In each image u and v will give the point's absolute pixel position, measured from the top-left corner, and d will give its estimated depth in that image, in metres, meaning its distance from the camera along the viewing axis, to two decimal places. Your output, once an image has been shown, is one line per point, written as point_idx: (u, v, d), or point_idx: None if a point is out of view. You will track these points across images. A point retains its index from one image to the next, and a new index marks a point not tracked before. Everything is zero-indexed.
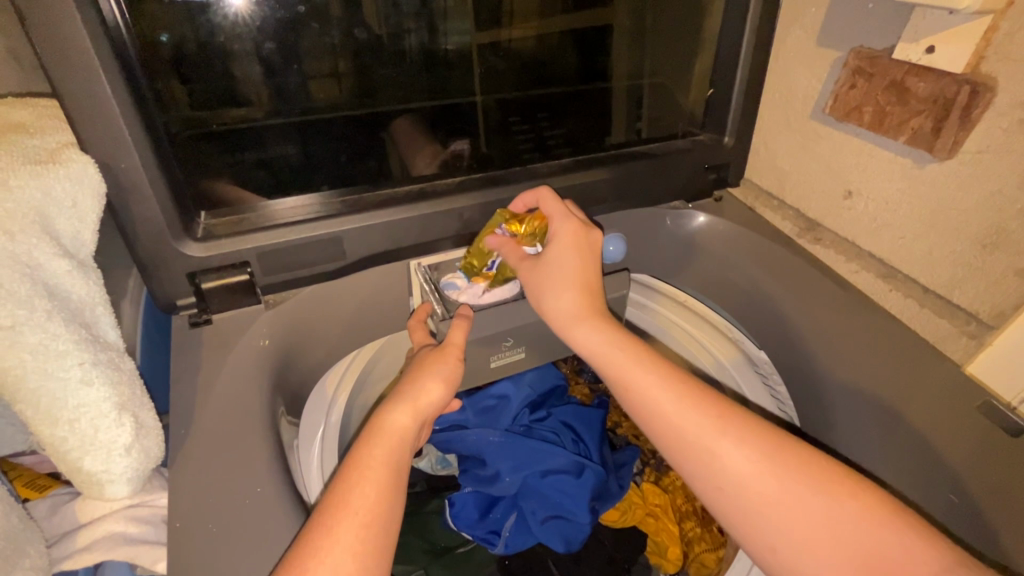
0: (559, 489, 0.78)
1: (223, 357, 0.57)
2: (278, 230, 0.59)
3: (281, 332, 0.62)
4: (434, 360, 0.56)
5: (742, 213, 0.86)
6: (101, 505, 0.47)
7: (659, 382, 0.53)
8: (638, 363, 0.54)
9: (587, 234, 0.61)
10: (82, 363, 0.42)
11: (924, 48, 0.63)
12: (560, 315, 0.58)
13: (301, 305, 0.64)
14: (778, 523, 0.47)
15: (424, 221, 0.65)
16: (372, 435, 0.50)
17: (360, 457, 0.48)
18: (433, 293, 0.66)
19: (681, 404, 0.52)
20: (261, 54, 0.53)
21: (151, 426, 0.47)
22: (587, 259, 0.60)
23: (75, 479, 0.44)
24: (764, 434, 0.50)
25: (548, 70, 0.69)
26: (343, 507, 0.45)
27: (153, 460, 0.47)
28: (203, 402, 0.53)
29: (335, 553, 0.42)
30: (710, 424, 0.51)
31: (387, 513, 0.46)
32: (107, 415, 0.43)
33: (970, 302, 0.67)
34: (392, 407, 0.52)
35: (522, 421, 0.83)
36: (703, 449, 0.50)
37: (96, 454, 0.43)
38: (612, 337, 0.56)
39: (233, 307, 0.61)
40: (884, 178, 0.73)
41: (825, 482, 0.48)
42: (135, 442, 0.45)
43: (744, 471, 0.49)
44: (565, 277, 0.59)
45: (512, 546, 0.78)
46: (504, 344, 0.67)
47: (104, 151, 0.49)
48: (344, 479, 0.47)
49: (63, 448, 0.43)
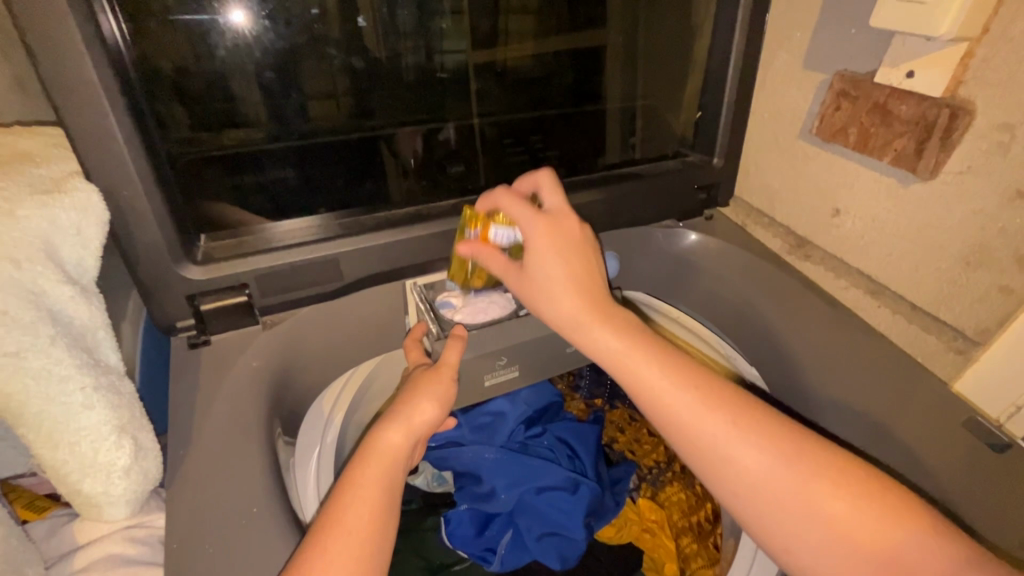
0: (555, 506, 0.78)
1: (221, 378, 0.58)
2: (277, 252, 0.61)
3: (278, 352, 0.63)
4: (429, 378, 0.57)
5: (732, 231, 0.88)
6: (100, 527, 0.47)
7: (677, 388, 0.52)
8: (650, 362, 0.53)
9: (560, 227, 0.58)
10: (84, 387, 0.43)
11: (905, 72, 0.66)
12: (566, 317, 0.57)
13: (298, 325, 0.65)
14: (792, 531, 0.48)
15: (419, 241, 0.67)
16: (368, 453, 0.51)
17: (356, 475, 0.49)
18: (428, 313, 0.68)
19: (698, 407, 0.51)
20: (261, 81, 0.55)
21: (150, 448, 0.47)
22: (573, 257, 0.57)
23: (75, 501, 0.45)
24: (771, 430, 0.50)
25: (543, 90, 0.71)
26: (337, 526, 0.46)
27: (152, 482, 0.48)
28: (201, 421, 0.54)
29: (330, 571, 0.43)
30: (717, 423, 0.50)
31: (381, 529, 0.47)
32: (107, 437, 0.44)
33: (956, 319, 0.68)
34: (387, 425, 0.53)
35: (518, 437, 0.84)
36: (709, 448, 0.50)
37: (96, 476, 0.44)
38: (621, 334, 0.55)
39: (232, 328, 0.62)
40: (870, 197, 0.75)
41: (830, 475, 0.48)
42: (134, 465, 0.46)
43: (767, 478, 0.49)
44: (562, 280, 0.56)
45: (508, 563, 0.78)
46: (499, 362, 0.67)
47: (108, 178, 0.50)
48: (338, 498, 0.48)
49: (63, 470, 0.43)
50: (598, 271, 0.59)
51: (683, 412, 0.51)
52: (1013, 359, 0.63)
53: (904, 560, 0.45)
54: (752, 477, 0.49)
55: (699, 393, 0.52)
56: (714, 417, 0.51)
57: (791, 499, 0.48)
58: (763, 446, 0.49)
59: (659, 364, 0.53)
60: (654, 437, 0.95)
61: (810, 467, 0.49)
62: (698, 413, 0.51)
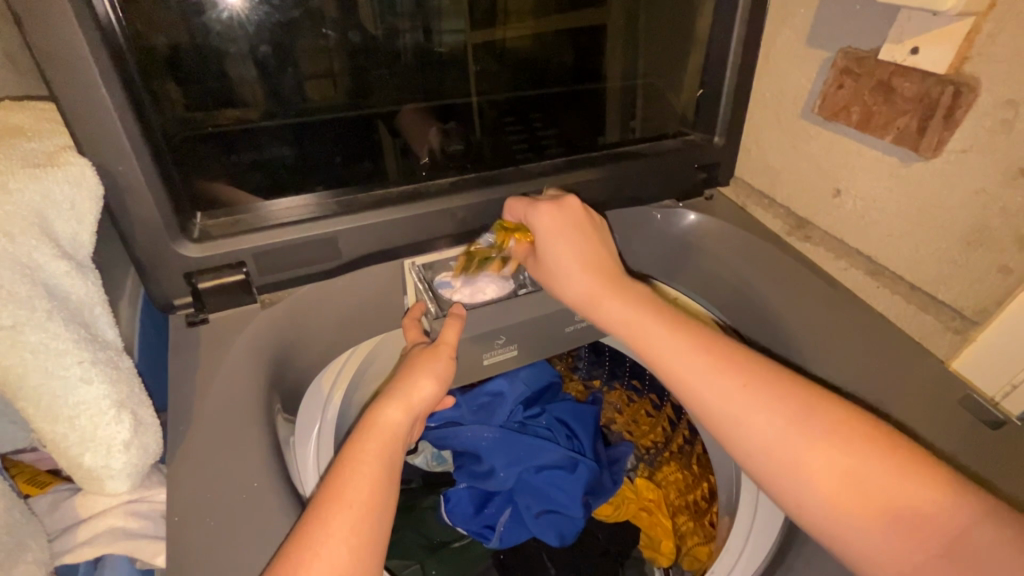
0: (553, 484, 0.79)
1: (220, 356, 0.58)
2: (275, 230, 0.60)
3: (277, 331, 0.63)
4: (429, 355, 0.58)
5: (732, 212, 0.87)
6: (100, 500, 0.48)
7: (687, 352, 0.55)
8: (664, 327, 0.56)
9: (562, 208, 0.62)
10: (82, 362, 0.43)
11: (909, 48, 0.65)
12: (579, 297, 0.61)
13: (296, 303, 0.65)
14: (805, 491, 0.48)
15: (417, 220, 0.66)
16: (368, 430, 0.51)
17: (358, 451, 0.50)
18: (426, 293, 0.68)
19: (708, 371, 0.53)
20: (256, 56, 0.54)
21: (149, 423, 0.48)
22: (580, 239, 0.62)
23: (75, 474, 0.45)
24: (781, 389, 0.51)
25: (543, 69, 0.70)
26: (338, 501, 0.46)
27: (151, 456, 0.48)
28: (201, 399, 0.54)
29: (330, 545, 0.43)
30: (728, 385, 0.52)
31: (381, 504, 0.48)
32: (107, 412, 0.44)
33: (954, 299, 0.69)
34: (386, 403, 0.54)
35: (517, 417, 0.84)
36: (720, 413, 0.52)
37: (96, 450, 0.44)
38: (636, 305, 0.59)
39: (229, 307, 0.62)
40: (871, 178, 0.74)
41: (842, 433, 0.48)
42: (134, 439, 0.46)
43: (779, 443, 0.50)
44: (568, 263, 0.61)
45: (506, 540, 0.79)
46: (497, 341, 0.67)
47: (100, 154, 0.50)
48: (336, 475, 0.48)
49: (63, 445, 0.43)
50: (608, 247, 0.63)
51: (693, 375, 0.53)
52: (1010, 338, 0.64)
53: (917, 514, 0.45)
54: (762, 436, 0.50)
55: (711, 359, 0.54)
56: (724, 379, 0.53)
57: (803, 459, 0.49)
58: (773, 409, 0.51)
59: (672, 329, 0.56)
60: (652, 418, 0.94)
61: (819, 424, 0.49)
62: (709, 376, 0.53)
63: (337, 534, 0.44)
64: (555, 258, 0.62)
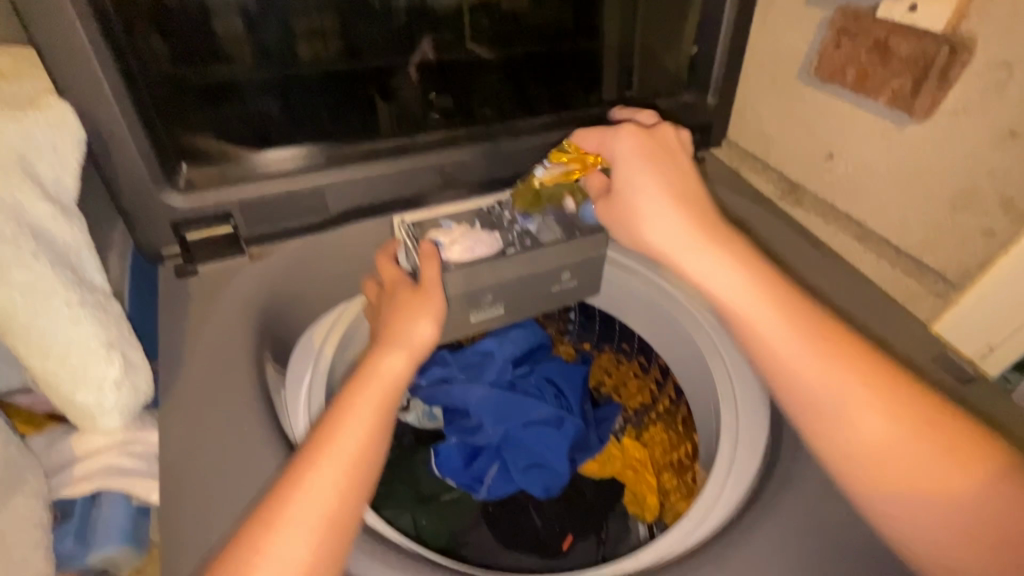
0: (540, 438, 0.81)
1: (210, 306, 0.59)
2: (263, 182, 0.60)
3: (265, 283, 0.63)
4: (426, 304, 0.59)
5: (725, 174, 0.87)
6: (95, 438, 0.49)
7: (778, 317, 0.53)
8: (759, 288, 0.55)
9: (654, 137, 0.63)
10: (70, 302, 0.44)
11: (907, 6, 0.63)
12: (665, 236, 0.59)
13: (286, 258, 0.66)
14: (878, 468, 0.49)
15: (406, 175, 0.66)
16: (367, 377, 0.53)
17: (356, 396, 0.51)
18: (413, 243, 0.65)
19: (793, 340, 0.52)
20: (241, 6, 0.52)
21: (140, 363, 0.49)
22: (666, 170, 0.60)
23: (70, 411, 0.47)
24: (868, 366, 0.51)
25: (538, 27, 0.68)
26: (330, 443, 0.48)
27: (144, 396, 0.49)
28: (191, 345, 0.55)
29: (319, 484, 0.45)
30: (812, 355, 0.51)
31: (373, 452, 0.49)
32: (97, 350, 0.45)
33: (937, 262, 0.70)
34: (385, 352, 0.55)
35: (507, 376, 0.86)
36: (804, 386, 0.51)
37: (87, 388, 0.46)
38: (733, 258, 0.56)
39: (216, 259, 0.62)
40: (863, 141, 0.74)
41: (921, 418, 0.49)
42: (125, 380, 0.47)
43: (861, 419, 0.50)
44: (660, 194, 0.59)
45: (494, 492, 0.81)
46: (485, 298, 0.68)
47: (83, 101, 0.49)
48: (333, 415, 0.50)
49: (56, 381, 0.45)
50: (695, 185, 0.62)
51: (772, 331, 0.53)
52: None
53: (973, 501, 0.46)
54: (834, 409, 0.50)
55: (798, 328, 0.53)
56: (812, 355, 0.52)
57: (881, 437, 0.49)
58: (860, 385, 0.50)
59: (766, 288, 0.55)
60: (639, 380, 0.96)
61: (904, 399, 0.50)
62: (797, 349, 0.52)
63: (331, 471, 0.46)
64: (635, 194, 0.60)
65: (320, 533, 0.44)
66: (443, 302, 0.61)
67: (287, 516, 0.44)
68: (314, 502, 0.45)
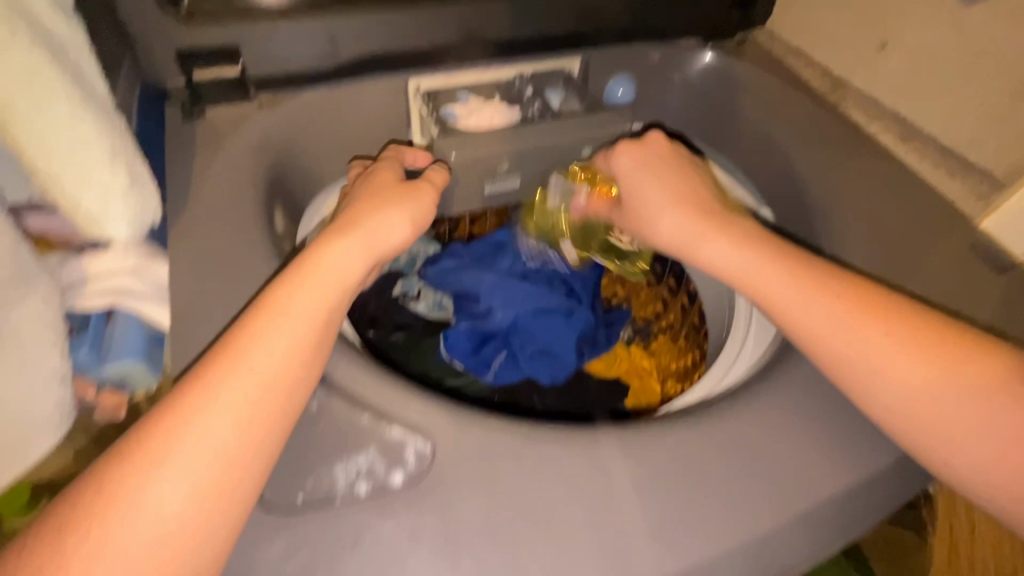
0: (548, 325, 0.81)
1: (219, 146, 0.57)
2: (268, 16, 0.57)
3: (273, 133, 0.60)
4: (402, 196, 0.51)
5: (765, 60, 0.78)
6: (103, 258, 0.44)
7: (812, 291, 0.47)
8: (786, 270, 0.48)
9: (646, 148, 0.58)
10: (70, 95, 0.37)
11: None
12: (674, 239, 0.54)
13: (296, 109, 0.62)
14: (943, 439, 0.42)
15: (419, 23, 0.62)
16: (319, 262, 0.43)
17: (303, 280, 0.42)
18: (430, 115, 0.66)
19: (829, 311, 0.46)
20: None
21: (146, 179, 0.43)
22: (668, 173, 0.57)
23: (73, 221, 0.41)
24: (920, 329, 0.44)
25: None
26: (257, 339, 0.39)
27: (153, 216, 0.44)
28: (201, 180, 0.54)
29: (240, 385, 0.37)
30: (854, 328, 0.45)
31: (313, 356, 0.41)
32: (103, 156, 0.40)
33: (985, 159, 0.65)
34: (345, 235, 0.46)
35: (519, 267, 0.85)
36: (850, 363, 0.45)
37: (93, 196, 0.40)
38: (744, 244, 0.51)
39: (225, 103, 0.60)
40: (925, 22, 0.67)
41: (980, 382, 0.42)
42: (135, 185, 0.42)
43: (920, 399, 0.43)
44: (662, 203, 0.55)
45: (501, 378, 0.80)
46: (500, 167, 0.65)
47: None
48: (268, 298, 0.41)
49: (55, 185, 0.39)
50: (698, 182, 0.57)
51: (800, 308, 0.47)
52: None
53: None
54: (890, 386, 0.43)
55: (846, 300, 0.46)
56: (859, 325, 0.45)
57: (943, 415, 0.42)
58: (920, 357, 0.43)
59: (785, 262, 0.48)
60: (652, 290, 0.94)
61: (967, 371, 0.43)
62: (844, 320, 0.45)
63: (258, 370, 0.38)
64: (642, 196, 0.57)
65: (239, 444, 0.36)
66: (419, 198, 0.51)
67: (197, 416, 0.36)
68: (233, 404, 0.37)
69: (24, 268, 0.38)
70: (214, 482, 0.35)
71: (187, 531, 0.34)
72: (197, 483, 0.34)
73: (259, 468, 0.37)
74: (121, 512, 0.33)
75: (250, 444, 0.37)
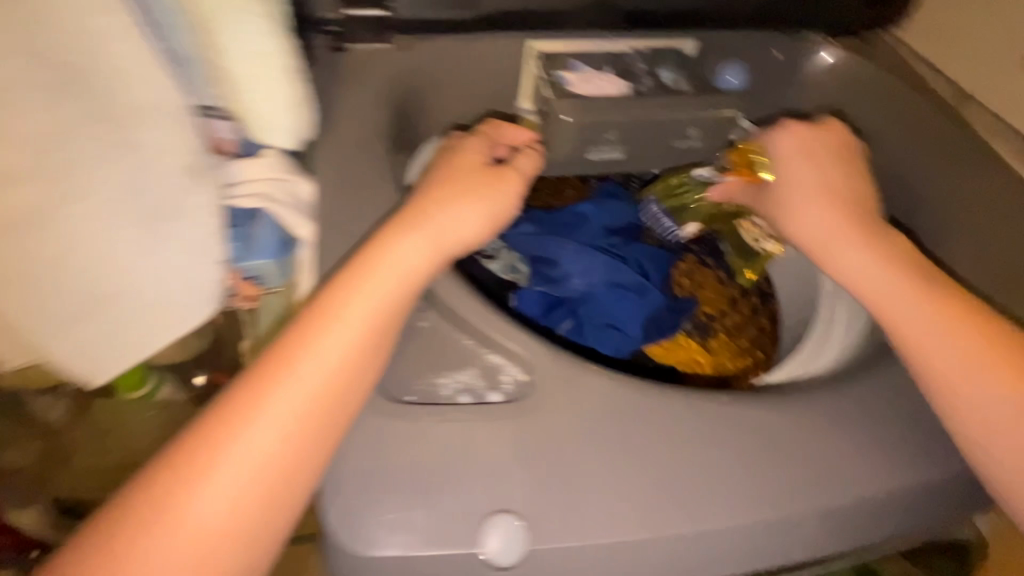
0: (619, 300, 0.82)
1: (355, 83, 0.61)
2: None
3: (402, 75, 0.64)
4: (473, 192, 0.52)
5: (891, 62, 0.75)
6: (258, 165, 0.51)
7: (916, 299, 0.52)
8: (898, 283, 0.53)
9: (810, 138, 0.62)
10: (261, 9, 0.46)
11: None
12: (815, 232, 0.58)
13: (426, 55, 0.65)
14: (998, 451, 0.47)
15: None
16: (378, 258, 0.46)
17: (361, 279, 0.45)
18: (543, 79, 0.67)
19: (935, 320, 0.51)
20: None
21: (309, 100, 0.51)
22: (824, 164, 0.61)
23: (249, 120, 0.50)
24: (999, 344, 0.50)
25: None
26: (302, 355, 0.43)
27: (306, 129, 0.51)
28: (337, 109, 0.58)
29: (284, 398, 0.42)
30: (945, 337, 0.50)
31: (361, 364, 0.44)
32: (274, 61, 0.48)
33: None
34: (408, 232, 0.48)
35: (599, 240, 0.86)
36: (944, 370, 0.50)
37: (267, 98, 0.48)
38: (877, 252, 0.55)
39: (363, 43, 0.63)
40: None
41: None
42: (297, 104, 0.50)
43: (990, 409, 0.48)
44: (810, 194, 0.59)
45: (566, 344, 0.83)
46: (606, 137, 0.67)
47: None
48: (320, 304, 0.45)
49: (235, 79, 0.48)
50: (855, 183, 0.60)
51: (900, 316, 0.52)
52: None
53: None
54: (963, 394, 0.49)
55: (937, 309, 0.51)
56: (952, 341, 0.50)
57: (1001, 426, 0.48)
58: (994, 372, 0.49)
59: (897, 271, 0.54)
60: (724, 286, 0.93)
61: None
62: (937, 330, 0.51)
63: (308, 374, 0.42)
64: (792, 187, 0.61)
65: (287, 441, 0.41)
66: (493, 190, 0.52)
67: (244, 421, 0.41)
68: (286, 402, 0.42)
69: (198, 168, 0.47)
70: (264, 474, 0.40)
71: (240, 511, 0.40)
72: (251, 471, 0.40)
73: (307, 459, 0.41)
74: (184, 503, 0.39)
75: (295, 443, 0.41)
